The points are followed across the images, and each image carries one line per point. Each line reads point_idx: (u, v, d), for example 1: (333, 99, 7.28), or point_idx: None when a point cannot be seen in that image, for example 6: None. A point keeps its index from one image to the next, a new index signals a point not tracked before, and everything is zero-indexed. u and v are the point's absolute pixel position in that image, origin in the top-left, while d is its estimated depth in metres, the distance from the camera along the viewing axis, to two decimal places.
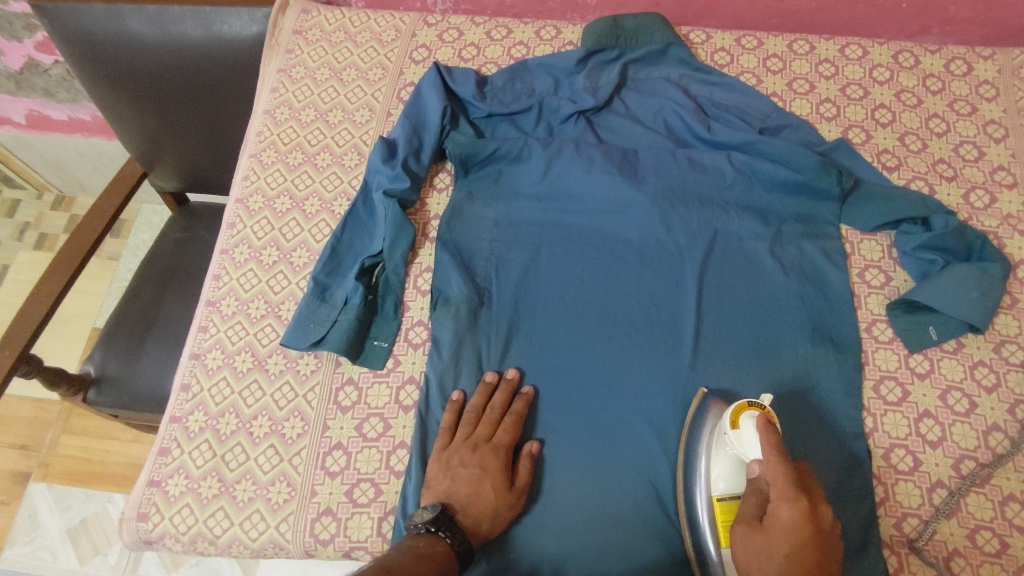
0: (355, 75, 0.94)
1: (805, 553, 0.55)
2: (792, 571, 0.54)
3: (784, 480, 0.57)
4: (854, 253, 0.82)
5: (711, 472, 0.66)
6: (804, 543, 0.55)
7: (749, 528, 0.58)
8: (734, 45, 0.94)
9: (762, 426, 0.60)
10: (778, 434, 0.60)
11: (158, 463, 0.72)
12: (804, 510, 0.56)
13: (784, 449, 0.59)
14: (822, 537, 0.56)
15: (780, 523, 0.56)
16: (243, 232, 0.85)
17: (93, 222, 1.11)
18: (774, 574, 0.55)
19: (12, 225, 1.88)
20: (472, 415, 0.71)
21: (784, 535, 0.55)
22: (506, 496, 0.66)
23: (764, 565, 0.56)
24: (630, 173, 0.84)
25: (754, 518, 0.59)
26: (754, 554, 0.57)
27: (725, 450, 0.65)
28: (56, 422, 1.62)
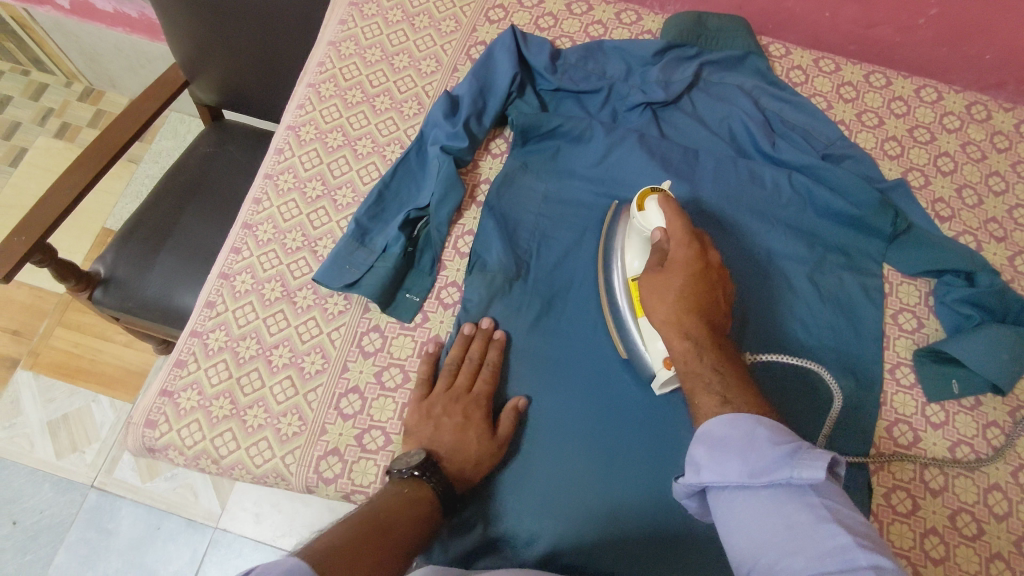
0: (427, 22, 0.92)
1: (693, 288, 0.65)
2: (688, 302, 0.64)
3: (683, 233, 0.68)
4: (891, 293, 0.82)
5: (627, 254, 0.73)
6: (699, 279, 0.66)
7: (652, 275, 0.68)
8: (811, 65, 0.93)
9: (666, 203, 0.70)
10: (675, 206, 0.70)
11: (172, 374, 0.72)
12: (695, 253, 0.67)
13: (683, 215, 0.70)
14: (715, 286, 0.67)
15: (677, 268, 0.66)
16: (291, 160, 0.83)
17: (128, 120, 1.11)
18: (673, 307, 0.65)
19: (35, 107, 1.86)
20: (451, 366, 0.71)
21: (682, 272, 0.66)
22: (489, 444, 0.67)
23: (665, 302, 0.66)
24: (687, 175, 0.83)
25: (658, 266, 0.68)
26: (658, 292, 0.66)
27: (633, 231, 0.73)
28: (51, 312, 1.62)
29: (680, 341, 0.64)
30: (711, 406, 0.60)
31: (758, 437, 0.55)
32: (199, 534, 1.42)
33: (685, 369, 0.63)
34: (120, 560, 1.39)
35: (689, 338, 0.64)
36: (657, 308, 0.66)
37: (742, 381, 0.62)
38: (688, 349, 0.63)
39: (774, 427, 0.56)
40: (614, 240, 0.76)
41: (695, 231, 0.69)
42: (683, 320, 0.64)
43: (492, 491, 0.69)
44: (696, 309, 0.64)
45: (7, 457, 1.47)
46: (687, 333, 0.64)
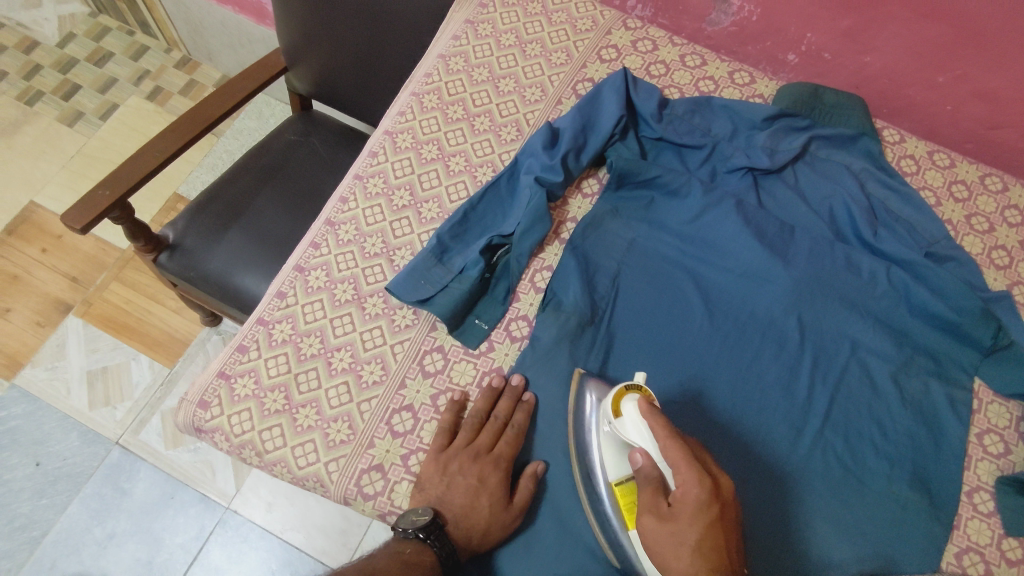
0: (539, 51, 0.92)
1: (713, 541, 0.53)
2: (709, 554, 0.53)
3: (688, 460, 0.56)
4: (979, 410, 0.76)
5: (606, 461, 0.64)
6: (712, 527, 0.54)
7: (653, 522, 0.56)
8: (924, 156, 0.90)
9: (654, 417, 0.59)
10: (661, 416, 0.59)
11: (233, 358, 0.72)
12: (709, 493, 0.55)
13: (677, 432, 0.58)
14: (727, 524, 0.55)
15: (684, 513, 0.54)
16: (384, 165, 0.83)
17: (225, 98, 1.15)
18: (691, 562, 0.53)
19: (133, 68, 1.93)
20: (474, 420, 0.68)
21: (694, 519, 0.54)
22: (501, 513, 0.63)
23: (677, 556, 0.54)
24: (780, 250, 0.80)
25: (658, 503, 0.57)
26: (668, 543, 0.54)
27: (611, 440, 0.63)
28: (111, 266, 1.66)
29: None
30: None
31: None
32: (209, 511, 1.42)
33: None
34: (130, 522, 1.40)
35: None
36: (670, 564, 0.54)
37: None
38: None
39: None
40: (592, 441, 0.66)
41: (694, 453, 0.57)
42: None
43: (530, 542, 0.65)
44: (716, 559, 0.53)
45: (42, 399, 1.50)
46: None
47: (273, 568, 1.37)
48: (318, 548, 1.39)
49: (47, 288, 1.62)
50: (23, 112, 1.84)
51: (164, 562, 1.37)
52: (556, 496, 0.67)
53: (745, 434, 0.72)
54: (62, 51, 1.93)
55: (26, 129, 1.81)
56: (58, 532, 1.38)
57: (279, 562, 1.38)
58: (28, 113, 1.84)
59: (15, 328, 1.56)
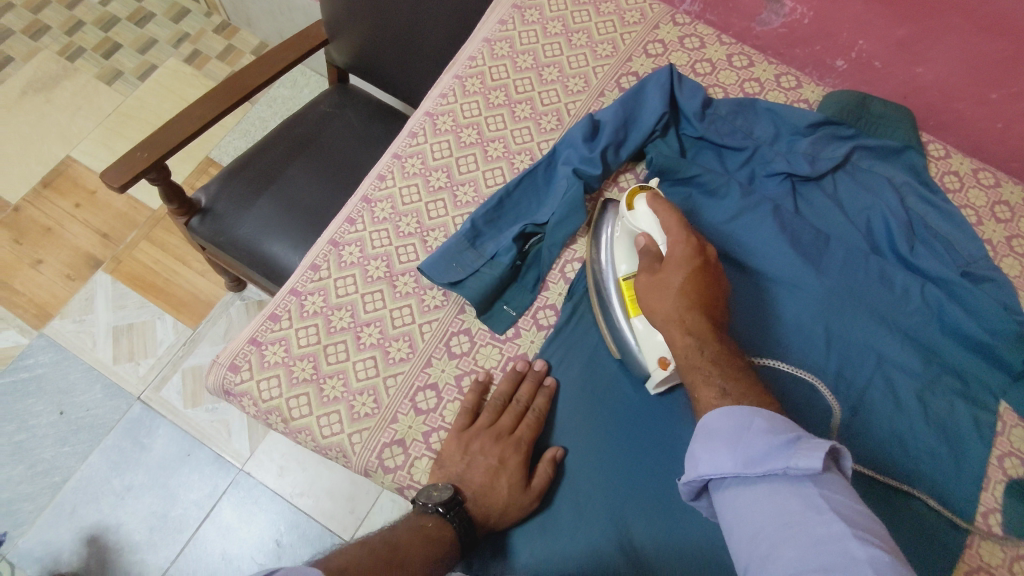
0: (584, 41, 0.91)
1: (694, 284, 0.63)
2: (689, 294, 0.62)
3: (679, 227, 0.66)
4: (1002, 433, 0.75)
5: (616, 257, 0.72)
6: (696, 272, 0.63)
7: (645, 279, 0.66)
8: (969, 174, 0.88)
9: (660, 203, 0.68)
10: (664, 203, 0.69)
11: (265, 325, 0.73)
12: (692, 252, 0.65)
13: (675, 214, 0.68)
14: (714, 282, 0.64)
15: (671, 266, 0.64)
16: (423, 146, 0.84)
17: (265, 67, 1.16)
18: (672, 299, 0.62)
19: (173, 30, 1.95)
20: (497, 403, 0.69)
21: (680, 267, 0.64)
22: (519, 495, 0.64)
23: (663, 297, 0.63)
24: (815, 258, 0.79)
25: (652, 265, 0.67)
26: (656, 290, 0.64)
27: (622, 238, 0.73)
28: (142, 225, 1.68)
29: (681, 335, 0.60)
30: (710, 396, 0.56)
31: (750, 428, 0.51)
32: (223, 471, 1.45)
33: (686, 366, 0.60)
34: (147, 476, 1.44)
35: (689, 332, 0.60)
36: (656, 307, 0.64)
37: (740, 376, 0.58)
38: (690, 344, 0.60)
39: (771, 416, 0.52)
40: (604, 241, 0.75)
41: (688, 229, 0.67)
42: (682, 310, 0.61)
43: (545, 521, 0.66)
44: (695, 298, 0.62)
45: (69, 350, 1.53)
46: (689, 330, 0.60)
47: (281, 531, 1.41)
48: (326, 514, 1.42)
49: (78, 242, 1.65)
50: (64, 68, 1.86)
51: (178, 517, 1.41)
52: (572, 481, 0.67)
53: None
54: (105, 9, 1.95)
55: (67, 84, 1.84)
56: (77, 479, 1.42)
57: (287, 525, 1.41)
58: (69, 68, 1.86)
59: (47, 280, 1.60)
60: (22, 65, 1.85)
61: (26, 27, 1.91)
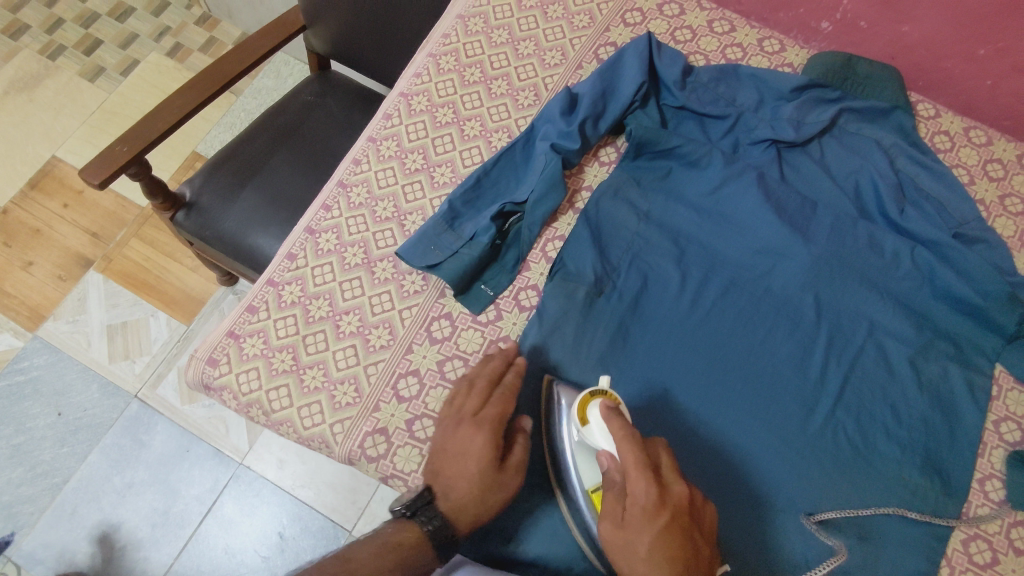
0: (560, 13, 0.89)
1: (666, 547, 0.52)
2: (659, 563, 0.52)
3: (640, 465, 0.55)
4: (997, 398, 0.74)
5: (577, 466, 0.62)
6: (664, 531, 0.53)
7: (609, 529, 0.55)
8: (960, 133, 0.86)
9: (617, 421, 0.57)
10: (625, 420, 0.58)
11: (242, 317, 0.72)
12: (657, 497, 0.54)
13: (637, 437, 0.57)
14: (687, 533, 0.54)
15: (635, 520, 0.54)
16: (398, 127, 0.82)
17: (244, 55, 1.13)
18: (641, 571, 0.53)
19: (153, 23, 1.92)
20: (461, 386, 0.64)
21: (645, 525, 0.53)
22: (490, 478, 0.59)
23: (631, 565, 0.53)
24: (801, 226, 0.77)
25: (614, 509, 0.56)
26: (620, 549, 0.54)
27: (576, 446, 0.62)
28: (130, 223, 1.67)
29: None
30: None
31: None
32: (223, 466, 1.45)
33: None
34: (147, 473, 1.44)
35: None
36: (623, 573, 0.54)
37: None
38: None
39: None
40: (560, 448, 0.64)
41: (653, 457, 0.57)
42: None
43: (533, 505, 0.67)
44: (671, 566, 0.52)
45: (64, 351, 1.53)
46: None
47: (284, 523, 1.41)
48: (327, 505, 1.42)
49: (68, 242, 1.64)
50: (46, 66, 1.84)
51: (180, 512, 1.41)
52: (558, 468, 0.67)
53: (751, 409, 0.71)
54: (84, 5, 1.92)
55: (48, 84, 1.82)
56: (79, 479, 1.43)
57: (289, 517, 1.41)
58: (50, 67, 1.84)
59: (38, 282, 1.59)
60: (3, 66, 1.83)
61: (5, 27, 1.88)
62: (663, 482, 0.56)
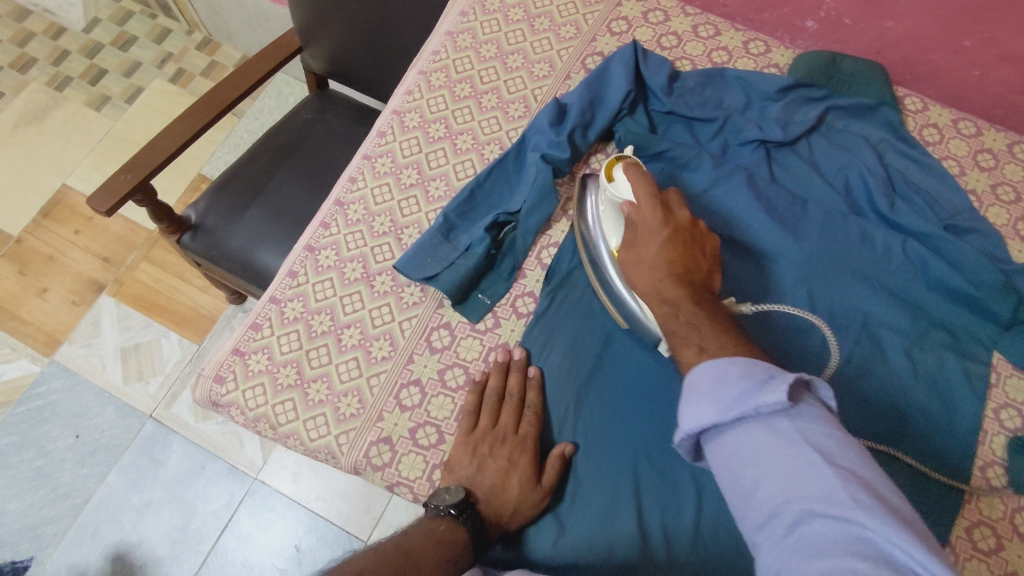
0: (547, 25, 0.91)
1: (667, 252, 0.61)
2: (659, 264, 0.61)
3: (648, 195, 0.65)
4: (997, 385, 0.74)
5: (605, 229, 0.71)
6: (668, 240, 0.62)
7: (625, 252, 0.65)
8: (948, 125, 0.86)
9: (634, 171, 0.67)
10: (639, 170, 0.67)
11: (247, 335, 0.74)
12: (662, 219, 0.63)
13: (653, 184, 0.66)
14: (691, 245, 0.62)
15: (645, 237, 0.64)
16: (392, 144, 0.84)
17: (240, 80, 1.16)
18: (644, 271, 0.62)
19: (156, 50, 1.96)
20: (494, 401, 0.69)
21: (652, 238, 0.63)
22: (531, 493, 0.63)
23: (638, 271, 0.63)
24: (792, 224, 0.78)
25: (628, 237, 0.66)
26: (631, 263, 0.64)
27: (605, 208, 0.71)
28: (140, 246, 1.70)
29: (659, 307, 0.60)
30: (691, 358, 0.55)
31: (730, 375, 0.49)
32: (238, 481, 1.47)
33: (668, 333, 0.59)
34: (164, 491, 1.46)
35: (664, 301, 0.59)
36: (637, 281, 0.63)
37: (731, 335, 0.56)
38: (666, 313, 0.59)
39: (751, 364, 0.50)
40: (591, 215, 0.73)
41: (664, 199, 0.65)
42: (653, 276, 0.61)
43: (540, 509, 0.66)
44: (667, 264, 0.61)
45: (80, 374, 1.56)
46: (665, 300, 0.60)
47: (300, 535, 1.43)
48: (342, 516, 1.44)
49: (80, 268, 1.67)
50: (54, 98, 1.89)
51: (198, 528, 1.43)
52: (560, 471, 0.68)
53: None
54: (88, 37, 1.97)
55: (57, 114, 1.86)
56: (98, 499, 1.45)
57: (305, 529, 1.43)
58: (58, 97, 1.88)
59: (53, 307, 1.62)
60: (12, 99, 1.88)
61: (13, 61, 1.93)
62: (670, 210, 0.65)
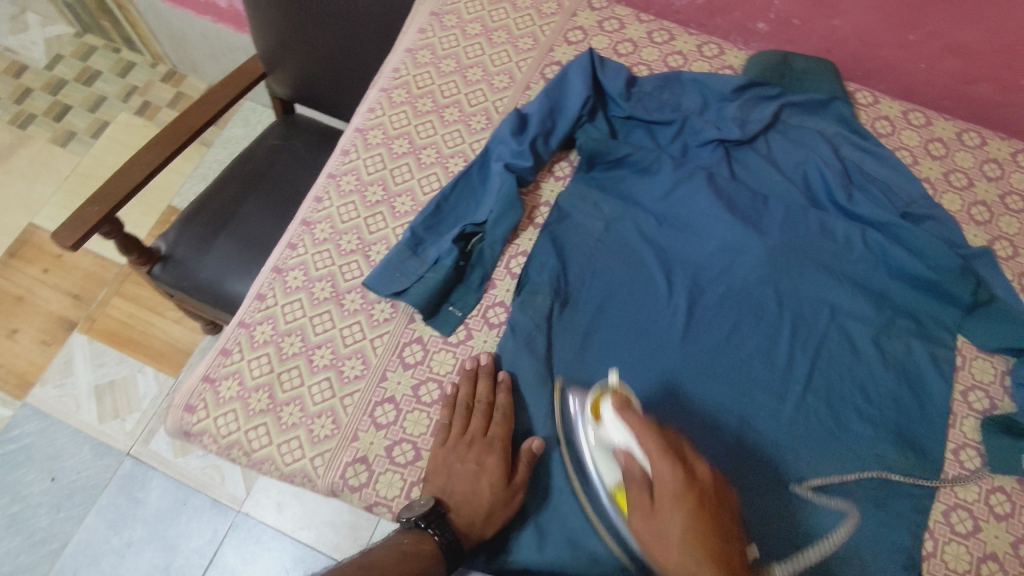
0: (505, 38, 0.92)
1: (697, 527, 0.52)
2: (685, 540, 0.52)
3: (661, 454, 0.56)
4: (963, 367, 0.76)
5: (598, 465, 0.64)
6: (693, 513, 0.53)
7: (641, 520, 0.56)
8: (899, 117, 0.89)
9: (631, 418, 0.60)
10: (635, 418, 0.60)
11: (216, 362, 0.73)
12: (685, 483, 0.54)
13: (657, 430, 0.58)
14: (716, 511, 0.54)
15: (666, 504, 0.54)
16: (356, 162, 0.84)
17: (206, 107, 1.15)
18: (672, 555, 0.52)
19: (120, 84, 1.95)
20: (463, 408, 0.68)
21: (673, 504, 0.54)
22: (501, 495, 0.63)
23: (665, 548, 0.53)
24: (754, 221, 0.80)
25: (642, 501, 0.56)
26: (652, 538, 0.54)
27: (594, 446, 0.65)
28: (111, 281, 1.68)
29: None
30: None
31: None
32: (221, 515, 1.44)
33: None
34: (145, 531, 1.43)
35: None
36: (661, 559, 0.54)
37: None
38: None
39: None
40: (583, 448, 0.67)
41: (669, 440, 0.58)
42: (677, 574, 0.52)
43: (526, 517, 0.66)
44: (701, 545, 0.51)
45: (54, 416, 1.53)
46: None
47: (287, 567, 1.40)
48: (329, 544, 1.41)
49: (51, 307, 1.64)
50: (17, 136, 1.86)
51: (181, 567, 1.40)
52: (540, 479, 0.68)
53: (728, 406, 0.72)
54: (50, 73, 1.95)
55: (21, 152, 1.84)
56: (77, 543, 1.41)
57: (292, 561, 1.40)
58: (22, 136, 1.86)
59: (23, 349, 1.59)
60: None
61: None
62: (686, 463, 0.56)
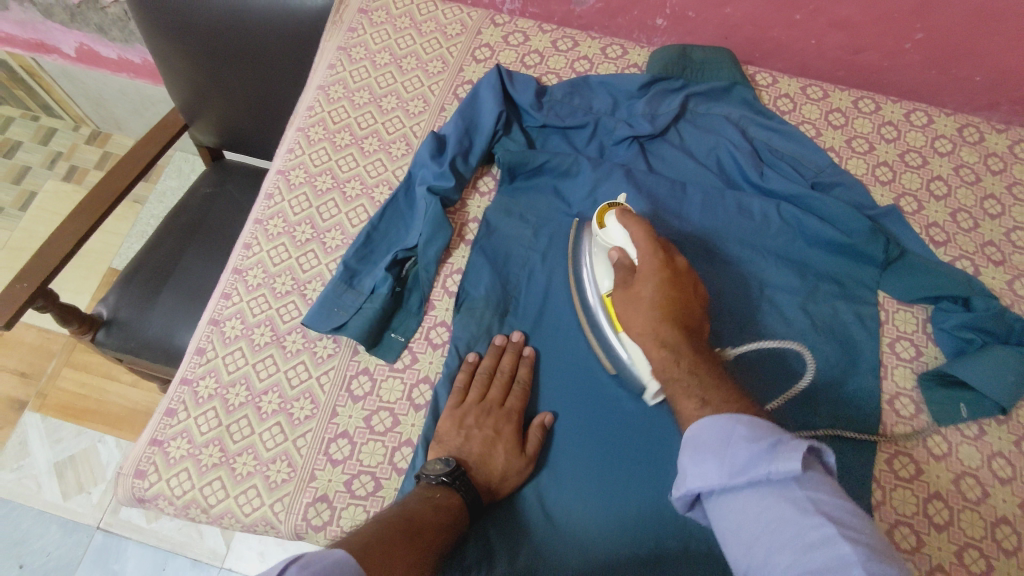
0: (414, 64, 0.94)
1: (665, 295, 0.63)
2: (659, 311, 0.63)
3: (647, 241, 0.66)
4: (887, 321, 0.80)
5: (595, 274, 0.72)
6: (667, 285, 0.64)
7: (622, 302, 0.66)
8: (798, 93, 0.93)
9: (627, 216, 0.69)
10: (632, 216, 0.69)
11: (162, 423, 0.73)
12: (660, 263, 0.65)
13: (645, 226, 0.68)
14: (686, 292, 0.65)
15: (644, 279, 0.65)
16: (281, 205, 0.84)
17: (128, 165, 1.08)
18: (645, 314, 0.64)
19: (44, 152, 1.89)
20: (484, 377, 0.71)
21: (651, 281, 0.64)
22: (517, 461, 0.66)
23: (637, 311, 0.64)
24: (674, 209, 0.83)
25: (625, 280, 0.67)
26: (630, 305, 0.65)
27: (596, 252, 0.73)
28: (59, 353, 1.63)
29: (658, 351, 0.62)
30: (690, 408, 0.58)
31: (734, 435, 0.52)
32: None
33: (667, 374, 0.61)
34: None
35: (664, 345, 0.62)
36: (633, 321, 0.65)
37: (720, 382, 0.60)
38: (670, 358, 0.61)
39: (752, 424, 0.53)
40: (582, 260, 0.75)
41: (660, 242, 0.67)
42: (651, 328, 0.63)
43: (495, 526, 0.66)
44: (665, 309, 0.63)
45: (14, 500, 1.47)
46: (665, 343, 0.62)
47: None
48: None
49: None
50: None
51: None
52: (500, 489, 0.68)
53: None
54: None
55: None
56: None
57: None
58: None
59: None
60: None
61: None
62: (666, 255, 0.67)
